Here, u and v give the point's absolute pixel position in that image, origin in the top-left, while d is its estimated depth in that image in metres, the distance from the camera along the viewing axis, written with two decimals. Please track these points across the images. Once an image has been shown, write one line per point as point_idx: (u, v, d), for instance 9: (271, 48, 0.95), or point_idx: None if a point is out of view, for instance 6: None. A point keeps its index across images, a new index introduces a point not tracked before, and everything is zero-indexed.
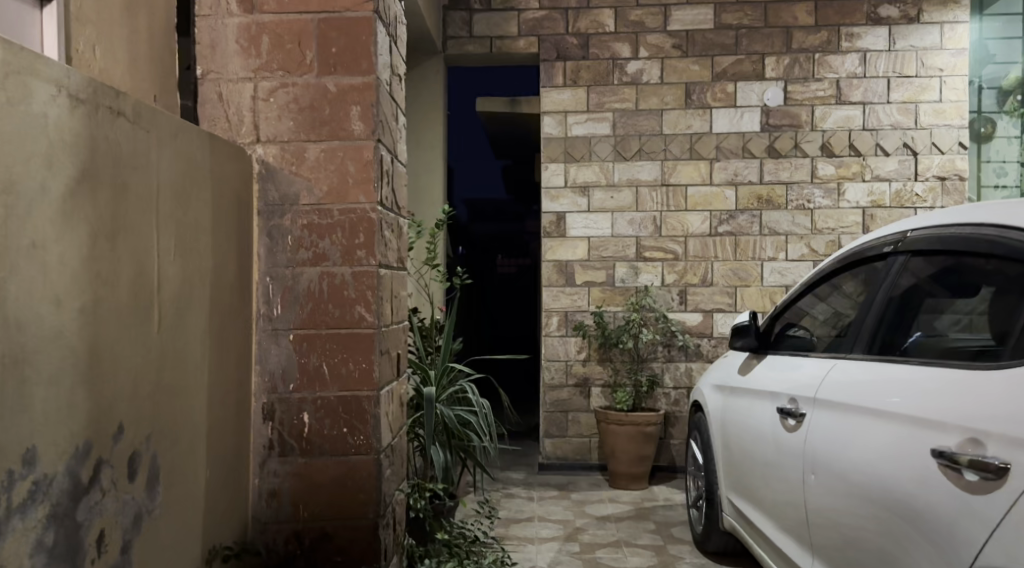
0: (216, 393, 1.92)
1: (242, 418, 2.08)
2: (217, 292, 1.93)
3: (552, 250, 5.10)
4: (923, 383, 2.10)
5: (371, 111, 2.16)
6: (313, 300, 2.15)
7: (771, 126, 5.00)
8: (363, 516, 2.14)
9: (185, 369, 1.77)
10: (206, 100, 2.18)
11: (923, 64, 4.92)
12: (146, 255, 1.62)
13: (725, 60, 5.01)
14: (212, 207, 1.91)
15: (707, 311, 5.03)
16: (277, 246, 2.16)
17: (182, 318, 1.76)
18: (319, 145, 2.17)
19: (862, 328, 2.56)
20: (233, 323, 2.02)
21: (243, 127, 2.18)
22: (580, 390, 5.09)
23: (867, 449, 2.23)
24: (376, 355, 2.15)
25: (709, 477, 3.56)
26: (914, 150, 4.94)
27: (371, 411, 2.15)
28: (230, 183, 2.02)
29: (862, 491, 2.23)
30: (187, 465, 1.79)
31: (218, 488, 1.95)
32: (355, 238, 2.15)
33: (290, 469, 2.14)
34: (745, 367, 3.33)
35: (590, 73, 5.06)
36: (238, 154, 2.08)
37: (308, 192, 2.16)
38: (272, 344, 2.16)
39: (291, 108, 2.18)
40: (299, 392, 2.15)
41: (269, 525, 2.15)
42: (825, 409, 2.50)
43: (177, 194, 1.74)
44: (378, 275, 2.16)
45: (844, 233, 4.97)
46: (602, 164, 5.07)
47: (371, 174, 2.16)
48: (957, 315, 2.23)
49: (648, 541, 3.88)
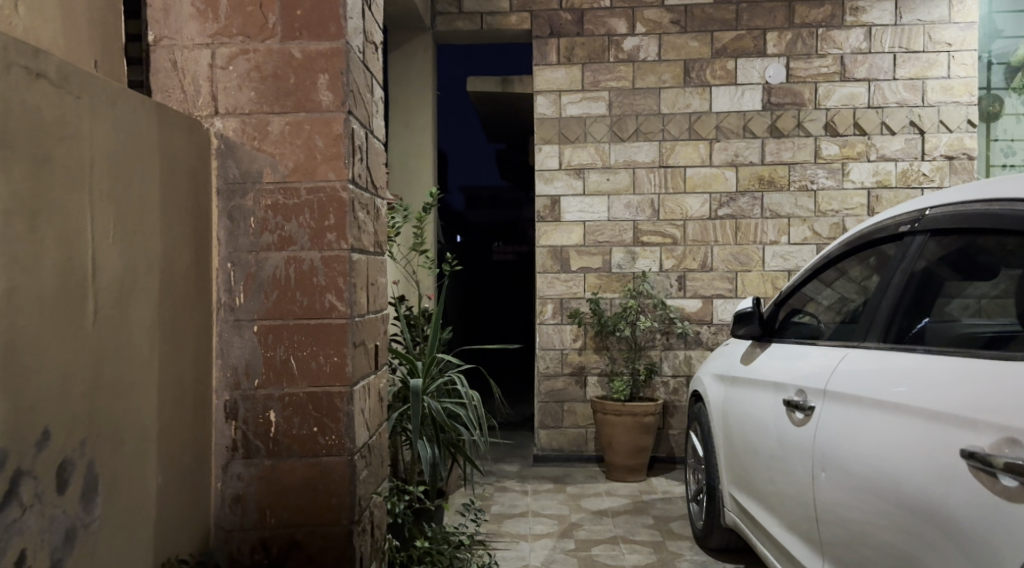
0: (167, 391, 1.74)
1: (200, 417, 1.90)
2: (168, 280, 1.74)
3: (546, 235, 4.92)
4: (943, 374, 1.92)
5: (340, 80, 1.97)
6: (279, 287, 1.97)
7: (773, 104, 4.79)
8: (335, 522, 1.97)
9: (130, 365, 1.59)
10: (159, 69, 1.98)
11: (931, 39, 4.72)
12: (78, 239, 1.44)
13: (725, 35, 4.80)
14: (162, 185, 1.73)
15: (707, 297, 4.86)
16: (239, 229, 1.97)
17: (125, 310, 1.57)
18: (283, 118, 1.98)
19: (877, 314, 2.36)
20: (188, 313, 1.84)
21: (199, 99, 1.99)
22: (575, 379, 4.92)
23: (883, 445, 2.05)
24: (349, 347, 1.97)
25: (710, 471, 3.39)
26: (921, 129, 4.74)
27: (343, 409, 1.97)
28: (182, 159, 1.82)
29: (876, 491, 2.05)
30: (135, 474, 1.62)
31: (173, 495, 1.77)
32: (324, 219, 1.97)
33: (256, 472, 1.96)
34: (749, 356, 3.15)
35: (585, 50, 4.85)
36: (192, 127, 1.88)
37: (271, 169, 1.97)
38: (234, 336, 1.97)
39: (252, 78, 1.98)
40: (264, 389, 1.97)
41: (234, 533, 1.97)
42: (835, 401, 2.32)
43: (119, 170, 1.56)
44: (350, 259, 1.98)
45: (848, 215, 4.79)
46: (597, 146, 4.88)
47: (341, 150, 1.97)
48: (965, 299, 2.08)
49: (646, 537, 3.71)
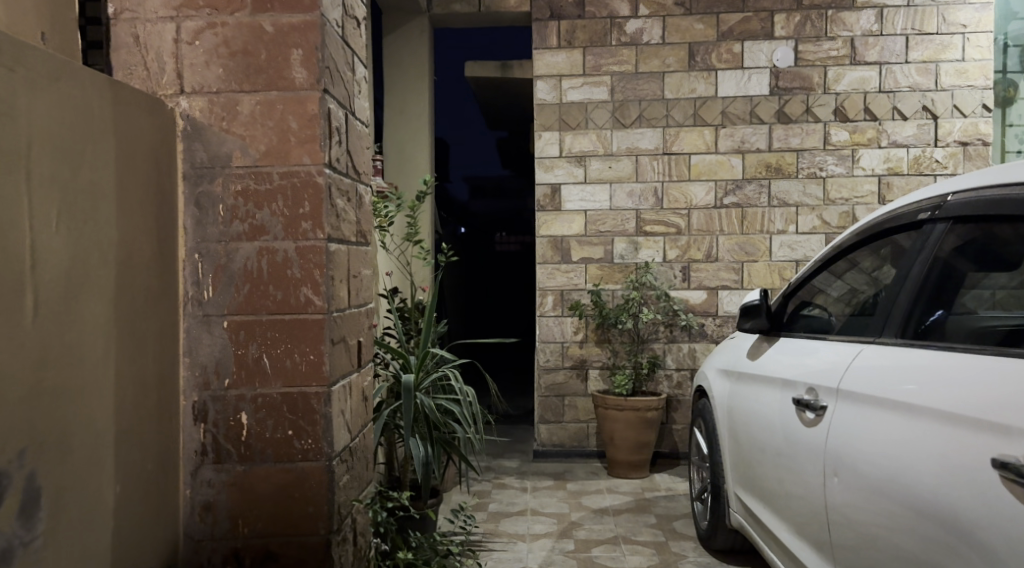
0: (126, 392, 1.62)
1: (166, 420, 1.76)
2: (127, 272, 1.62)
3: (545, 224, 4.77)
4: (965, 373, 1.78)
5: (315, 55, 1.82)
6: (251, 281, 1.83)
7: (781, 88, 4.62)
8: (312, 532, 1.83)
9: (81, 367, 1.48)
10: (121, 44, 1.83)
11: (945, 21, 4.54)
12: (11, 228, 1.34)
13: (732, 17, 4.62)
14: (118, 170, 1.60)
15: (712, 288, 4.71)
16: (207, 217, 1.83)
17: (75, 306, 1.47)
18: (254, 97, 1.83)
19: (893, 309, 2.19)
20: (152, 307, 1.71)
21: (163, 77, 1.84)
22: (576, 372, 4.78)
23: (897, 448, 1.90)
24: (327, 345, 1.83)
25: (715, 470, 3.24)
26: (934, 114, 4.57)
27: (321, 411, 1.83)
28: (141, 138, 1.68)
29: (891, 497, 1.91)
30: (88, 483, 1.51)
31: (134, 505, 1.65)
32: (299, 206, 1.82)
33: (227, 478, 1.83)
34: (755, 352, 2.99)
35: (585, 33, 4.69)
36: (154, 107, 1.73)
37: (241, 152, 1.83)
38: (204, 333, 1.83)
39: (220, 53, 1.83)
40: (235, 389, 1.83)
41: (204, 543, 1.83)
42: (849, 401, 2.15)
43: (64, 152, 1.45)
44: (327, 250, 1.83)
45: (858, 204, 4.63)
46: (599, 132, 4.72)
47: (318, 131, 1.82)
48: (980, 291, 1.95)
49: (648, 538, 3.57)
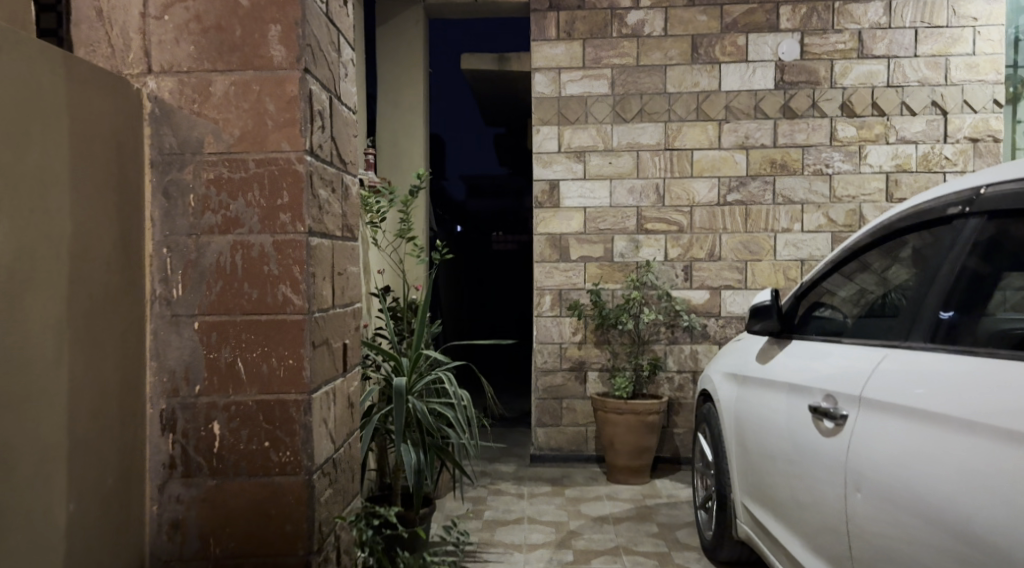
0: (83, 401, 1.47)
1: (130, 431, 1.61)
2: (85, 267, 1.47)
3: (543, 222, 4.62)
4: (996, 380, 1.63)
5: (295, 31, 1.67)
6: (224, 277, 1.67)
7: (787, 83, 4.48)
8: (289, 552, 1.67)
9: (26, 371, 1.34)
10: (82, 18, 1.67)
11: (955, 14, 4.39)
12: None
13: (736, 9, 4.48)
14: (73, 154, 1.45)
15: (715, 288, 4.56)
16: (176, 208, 1.67)
17: (17, 304, 1.33)
18: (228, 77, 1.67)
19: (919, 310, 2.02)
20: (115, 305, 1.56)
21: (129, 55, 1.68)
22: (574, 374, 4.63)
23: (916, 459, 1.75)
24: (307, 348, 1.68)
25: (722, 478, 3.10)
26: (943, 110, 4.43)
27: (300, 420, 1.67)
28: (102, 121, 1.53)
29: (911, 514, 1.75)
30: (35, 500, 1.37)
31: (92, 524, 1.50)
32: (277, 197, 1.67)
33: (197, 494, 1.67)
34: (765, 355, 2.82)
35: (585, 25, 4.53)
36: (118, 85, 1.58)
37: (214, 137, 1.67)
38: (172, 335, 1.67)
39: (191, 29, 1.68)
40: (207, 397, 1.67)
41: (172, 564, 1.68)
42: (868, 409, 1.97)
43: (6, 134, 1.31)
44: (308, 245, 1.68)
45: (865, 201, 4.48)
46: (599, 127, 4.57)
47: (299, 115, 1.67)
48: (1007, 291, 1.80)
49: (650, 548, 3.42)
